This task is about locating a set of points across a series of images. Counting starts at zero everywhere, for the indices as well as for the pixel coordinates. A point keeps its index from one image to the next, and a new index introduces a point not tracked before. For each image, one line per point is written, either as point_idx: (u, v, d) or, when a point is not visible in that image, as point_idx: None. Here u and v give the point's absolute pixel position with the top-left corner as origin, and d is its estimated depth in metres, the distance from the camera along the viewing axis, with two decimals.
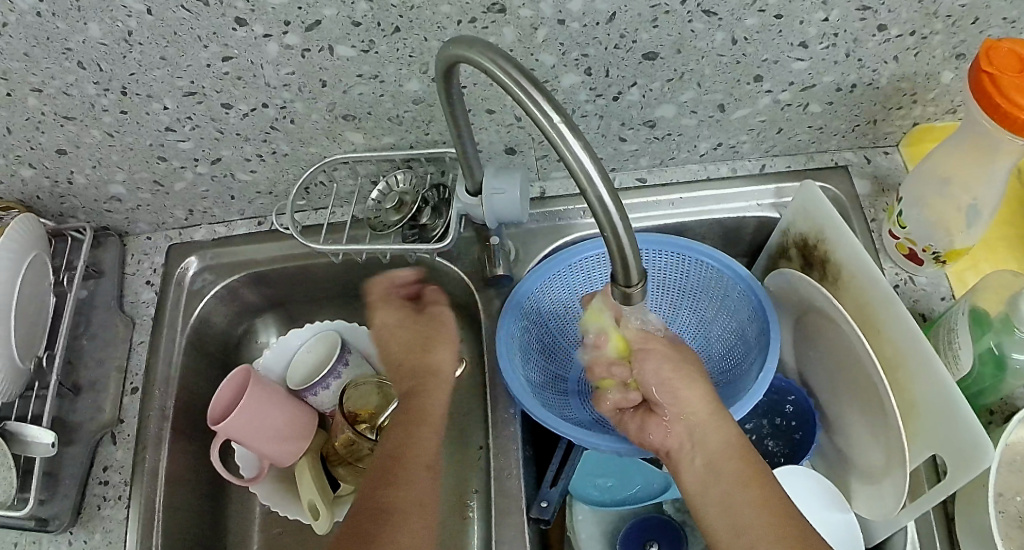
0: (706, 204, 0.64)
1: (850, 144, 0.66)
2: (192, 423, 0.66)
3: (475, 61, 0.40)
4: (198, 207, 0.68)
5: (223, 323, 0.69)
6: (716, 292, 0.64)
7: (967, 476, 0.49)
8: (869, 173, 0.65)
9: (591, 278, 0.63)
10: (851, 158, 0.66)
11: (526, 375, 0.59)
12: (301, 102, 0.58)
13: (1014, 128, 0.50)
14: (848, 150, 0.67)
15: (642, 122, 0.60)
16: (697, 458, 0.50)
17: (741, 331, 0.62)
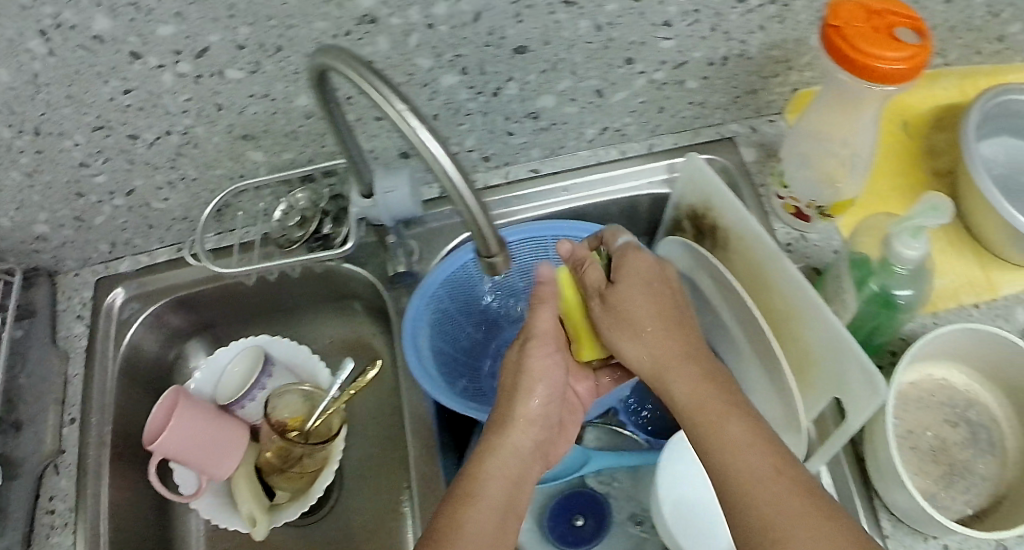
0: (600, 188, 0.67)
1: (734, 116, 0.68)
2: (131, 447, 0.68)
3: (335, 67, 0.44)
4: (121, 239, 0.71)
5: (154, 349, 0.72)
6: None
7: (864, 413, 0.51)
8: (755, 141, 0.68)
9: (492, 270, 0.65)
10: (737, 129, 0.69)
11: (436, 372, 0.60)
12: (201, 126, 0.61)
13: (871, 77, 0.52)
14: (734, 122, 0.69)
15: (525, 115, 0.63)
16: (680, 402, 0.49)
17: None
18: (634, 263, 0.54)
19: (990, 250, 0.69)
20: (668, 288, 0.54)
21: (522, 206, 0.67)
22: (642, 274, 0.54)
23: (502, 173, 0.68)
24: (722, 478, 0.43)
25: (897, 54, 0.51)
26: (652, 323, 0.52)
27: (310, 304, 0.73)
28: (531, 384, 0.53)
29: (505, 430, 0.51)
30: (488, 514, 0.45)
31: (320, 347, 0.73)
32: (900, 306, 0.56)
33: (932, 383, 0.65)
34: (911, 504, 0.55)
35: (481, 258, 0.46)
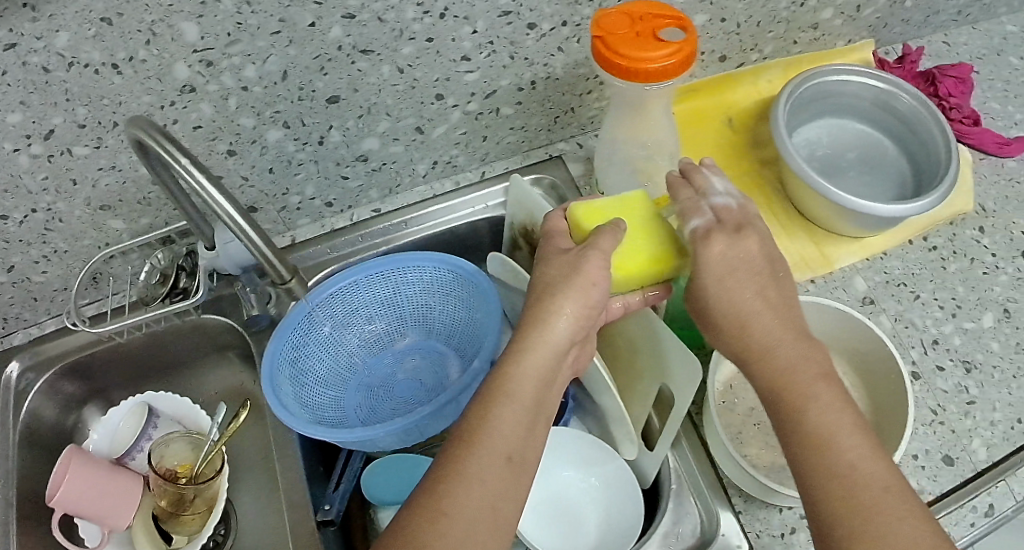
0: (439, 216, 0.71)
1: (560, 136, 0.73)
2: (37, 509, 0.72)
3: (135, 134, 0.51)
4: (10, 313, 0.74)
5: (53, 415, 0.76)
6: (455, 292, 0.69)
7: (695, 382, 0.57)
8: (581, 156, 0.73)
9: (341, 305, 0.68)
10: (564, 147, 0.73)
11: (296, 410, 0.62)
12: (61, 202, 0.66)
13: (645, 76, 0.57)
14: (561, 141, 0.74)
15: (354, 158, 0.67)
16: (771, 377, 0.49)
17: (479, 322, 0.66)
18: (725, 248, 0.51)
19: (821, 226, 0.71)
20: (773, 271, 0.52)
21: (368, 242, 0.71)
22: (732, 258, 0.51)
23: (346, 217, 0.72)
24: (816, 466, 0.45)
25: (662, 53, 0.56)
26: (759, 311, 0.50)
27: (195, 356, 0.78)
28: (586, 284, 0.51)
29: (482, 408, 0.48)
30: (494, 441, 0.46)
31: (210, 397, 0.79)
32: None
33: None
34: (748, 476, 0.58)
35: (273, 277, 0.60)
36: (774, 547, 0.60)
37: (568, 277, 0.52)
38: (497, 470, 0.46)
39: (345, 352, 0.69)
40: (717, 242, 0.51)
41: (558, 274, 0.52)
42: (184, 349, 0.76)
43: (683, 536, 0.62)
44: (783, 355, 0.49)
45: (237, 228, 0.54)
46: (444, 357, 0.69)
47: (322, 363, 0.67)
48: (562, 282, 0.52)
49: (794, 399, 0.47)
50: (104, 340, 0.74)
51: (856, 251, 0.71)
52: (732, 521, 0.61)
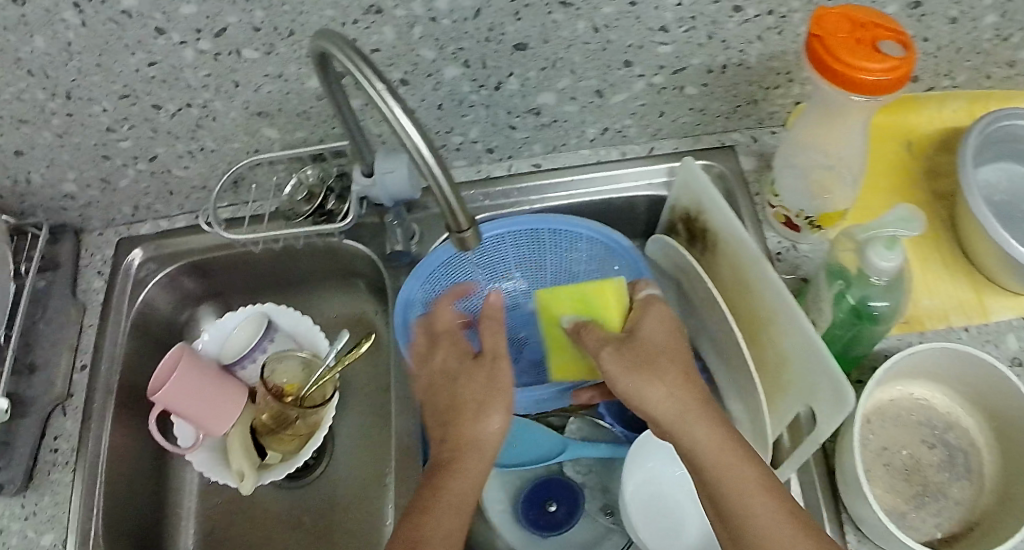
0: (599, 186, 0.70)
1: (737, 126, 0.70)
2: (135, 398, 0.74)
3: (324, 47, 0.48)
4: (142, 203, 0.75)
5: (167, 309, 0.76)
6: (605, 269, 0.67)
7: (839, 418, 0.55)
8: (755, 151, 0.70)
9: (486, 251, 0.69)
10: (738, 138, 0.71)
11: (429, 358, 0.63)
12: (219, 101, 0.64)
13: (853, 87, 0.54)
14: (735, 130, 0.71)
15: (527, 110, 0.66)
16: (694, 429, 0.49)
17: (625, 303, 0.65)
18: (659, 328, 0.56)
19: (984, 274, 0.67)
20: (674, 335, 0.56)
21: (522, 197, 0.70)
22: (660, 330, 0.56)
23: (505, 165, 0.71)
24: (749, 540, 0.46)
25: (880, 66, 0.53)
26: (675, 364, 0.53)
27: (317, 279, 0.77)
28: (496, 392, 0.56)
29: (449, 447, 0.54)
30: (465, 485, 0.52)
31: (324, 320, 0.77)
32: (876, 318, 0.57)
33: (911, 402, 0.64)
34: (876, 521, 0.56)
35: (452, 233, 0.49)
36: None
37: (489, 379, 0.57)
38: (461, 507, 0.51)
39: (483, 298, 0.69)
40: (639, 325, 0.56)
41: (476, 376, 0.57)
42: (309, 269, 0.75)
43: None
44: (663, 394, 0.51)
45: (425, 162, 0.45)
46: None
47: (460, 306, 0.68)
48: (476, 377, 0.56)
49: (717, 471, 0.48)
50: (233, 245, 0.73)
51: (1014, 308, 0.66)
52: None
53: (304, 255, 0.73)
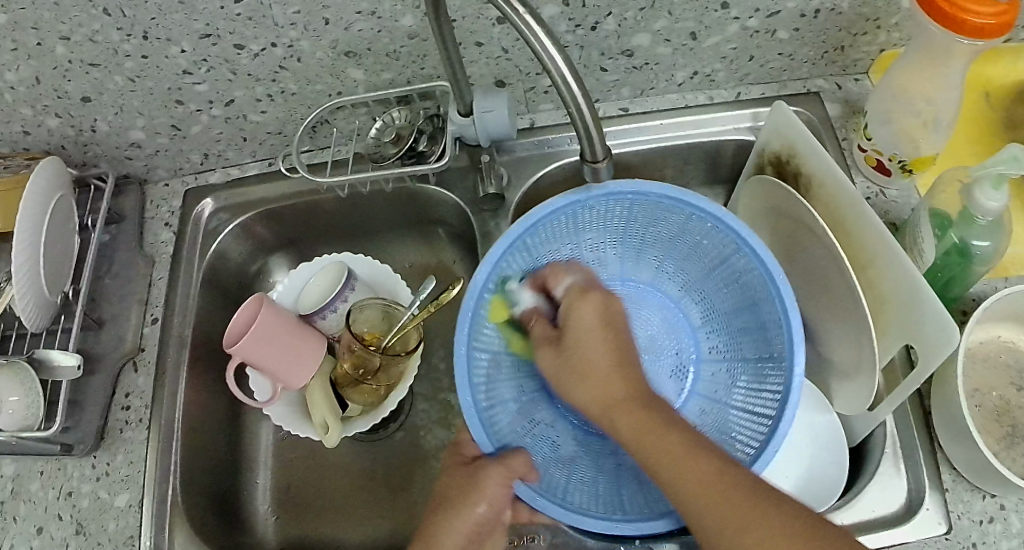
0: (687, 129, 0.72)
1: (821, 72, 0.73)
2: (210, 351, 0.74)
3: None
4: (213, 150, 0.75)
5: (239, 258, 0.78)
6: (713, 247, 0.64)
7: (936, 362, 0.54)
8: (840, 98, 0.73)
9: (563, 229, 0.64)
10: (822, 85, 0.73)
11: (480, 379, 0.61)
12: (306, 40, 0.62)
13: (952, 24, 0.53)
14: (820, 78, 0.73)
15: (620, 52, 0.66)
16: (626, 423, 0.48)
17: (742, 282, 0.62)
18: (595, 309, 0.53)
19: None
20: (615, 330, 0.53)
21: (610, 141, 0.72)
22: (608, 315, 0.53)
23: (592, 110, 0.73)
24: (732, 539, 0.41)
25: (988, 8, 0.52)
26: (614, 376, 0.50)
27: (398, 229, 0.81)
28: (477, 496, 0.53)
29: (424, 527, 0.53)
30: None
31: (399, 270, 0.81)
32: (976, 258, 0.57)
33: (998, 344, 0.64)
34: (979, 459, 0.56)
35: (584, 162, 0.53)
36: (973, 531, 0.58)
37: (466, 493, 0.54)
38: None
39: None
40: (570, 341, 0.53)
41: (454, 491, 0.54)
42: (389, 214, 0.78)
43: (885, 507, 0.60)
44: (610, 389, 0.49)
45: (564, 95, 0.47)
46: (643, 308, 0.70)
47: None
48: (455, 496, 0.54)
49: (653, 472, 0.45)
50: (315, 192, 0.74)
51: None
52: (937, 497, 0.59)
53: (392, 201, 0.76)
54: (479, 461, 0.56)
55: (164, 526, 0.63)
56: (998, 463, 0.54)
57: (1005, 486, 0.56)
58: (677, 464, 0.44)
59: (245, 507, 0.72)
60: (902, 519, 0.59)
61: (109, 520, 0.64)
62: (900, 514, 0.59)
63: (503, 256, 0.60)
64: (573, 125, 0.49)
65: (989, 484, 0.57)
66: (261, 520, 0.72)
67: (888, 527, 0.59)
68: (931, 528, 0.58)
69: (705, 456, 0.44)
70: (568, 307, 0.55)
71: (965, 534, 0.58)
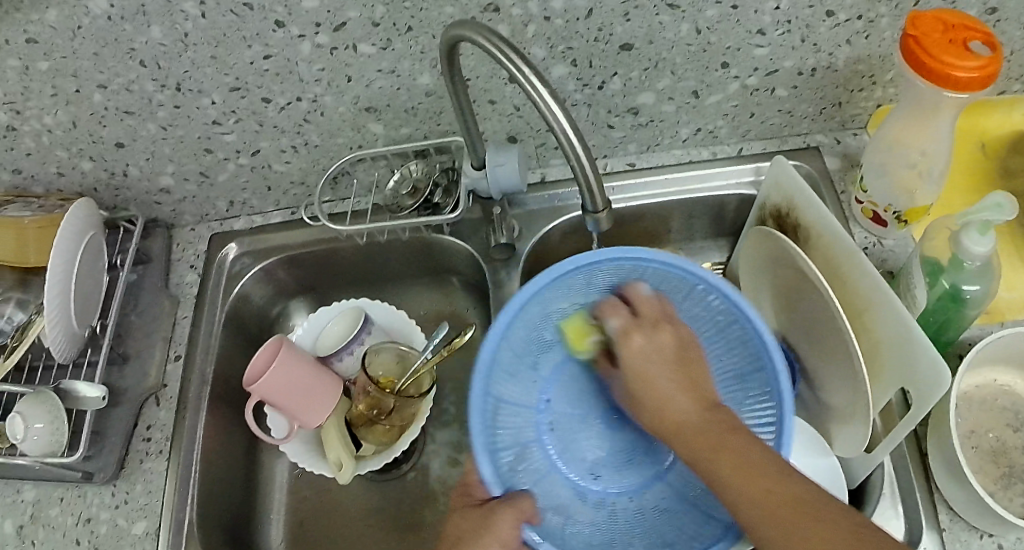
0: (692, 184, 0.75)
1: (821, 128, 0.76)
2: (229, 387, 0.76)
3: (470, 38, 0.49)
4: (238, 199, 0.79)
5: (261, 300, 0.81)
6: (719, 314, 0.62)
7: (932, 404, 0.56)
8: (839, 152, 0.76)
9: (557, 299, 0.64)
10: (822, 140, 0.76)
11: (495, 437, 0.62)
12: (329, 95, 0.66)
13: (937, 80, 0.56)
14: (820, 133, 0.76)
15: (626, 110, 0.70)
16: (685, 421, 0.53)
17: (743, 357, 0.61)
18: (644, 341, 0.57)
19: None
20: (687, 353, 0.57)
21: (618, 194, 0.76)
22: (649, 350, 0.57)
23: (600, 163, 0.77)
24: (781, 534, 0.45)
25: (970, 63, 0.55)
26: (677, 354, 0.57)
27: (413, 275, 0.84)
28: (495, 537, 0.54)
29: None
30: None
31: (415, 317, 0.84)
32: (967, 302, 0.60)
33: (995, 388, 0.66)
34: (973, 499, 0.58)
35: (586, 211, 0.55)
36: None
37: (479, 531, 0.54)
38: None
39: (555, 335, 0.67)
40: (637, 336, 0.58)
41: (470, 530, 0.55)
42: (404, 262, 0.81)
43: (886, 545, 0.62)
44: (670, 397, 0.55)
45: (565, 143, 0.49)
46: (608, 373, 0.69)
47: (535, 348, 0.67)
48: (472, 534, 0.54)
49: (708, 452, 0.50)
50: (333, 240, 0.78)
51: None
52: (934, 536, 0.61)
53: (410, 252, 0.79)
54: (490, 503, 0.56)
55: None
56: (995, 504, 0.56)
57: (1001, 524, 0.57)
58: (738, 461, 0.49)
59: (257, 540, 0.74)
60: None
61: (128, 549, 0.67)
62: None
63: (511, 323, 0.62)
64: (577, 178, 0.52)
65: (987, 523, 0.59)
66: None
67: None
68: None
69: (750, 447, 0.49)
70: (619, 344, 0.58)
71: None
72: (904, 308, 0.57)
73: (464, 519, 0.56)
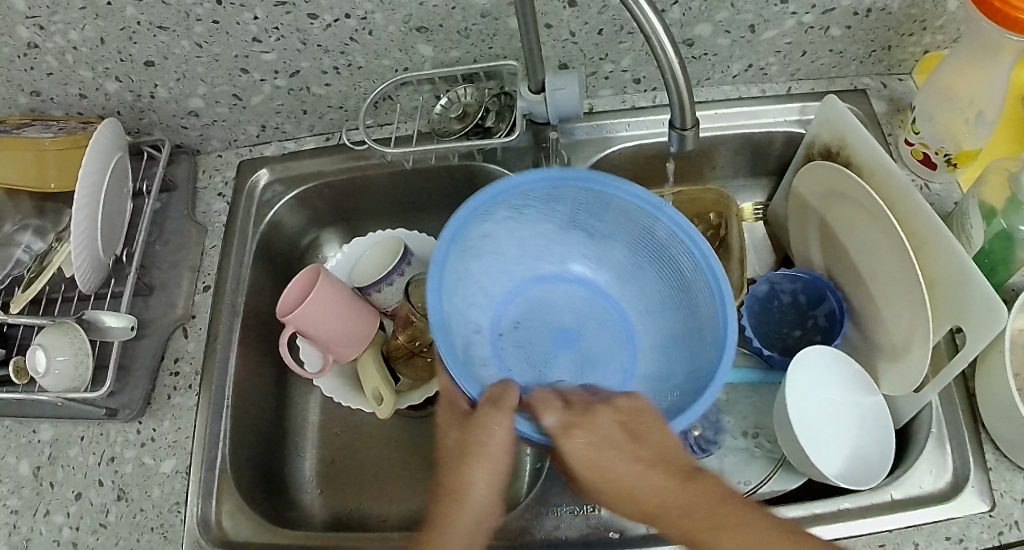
0: (741, 120, 0.75)
1: (868, 71, 0.76)
2: (260, 321, 0.73)
3: None
4: (271, 122, 0.76)
5: (292, 229, 0.79)
6: (683, 265, 0.61)
7: (982, 343, 0.56)
8: (885, 96, 0.76)
9: (551, 206, 0.62)
10: (869, 83, 0.76)
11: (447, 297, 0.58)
12: (380, 14, 0.63)
13: (1005, 20, 0.55)
14: (867, 76, 0.77)
15: (681, 41, 0.69)
16: (615, 487, 0.47)
17: (703, 309, 0.60)
18: (586, 437, 0.48)
19: None
20: (638, 424, 0.49)
21: None
22: (595, 443, 0.48)
23: (649, 97, 0.74)
24: None
25: None
26: (604, 447, 0.48)
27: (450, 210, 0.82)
28: (482, 449, 0.49)
29: (455, 473, 0.49)
30: (484, 495, 0.48)
31: None
32: (1022, 243, 0.61)
33: None
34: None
35: (673, 130, 0.54)
36: (1015, 509, 0.60)
37: (466, 446, 0.49)
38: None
39: (534, 251, 0.66)
40: (581, 432, 0.48)
41: (460, 456, 0.50)
42: (442, 195, 0.79)
43: (931, 483, 0.62)
44: (635, 481, 0.47)
45: (664, 63, 0.48)
46: (600, 312, 0.67)
47: (512, 258, 0.65)
48: (464, 454, 0.49)
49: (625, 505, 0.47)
50: (368, 166, 0.75)
51: None
52: (980, 476, 0.61)
53: (449, 181, 0.77)
54: (475, 408, 0.51)
55: (211, 493, 0.62)
56: None
57: None
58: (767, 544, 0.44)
59: (290, 479, 0.71)
60: (948, 496, 0.60)
61: (154, 488, 0.63)
62: (945, 491, 0.61)
63: (490, 204, 0.59)
64: (668, 95, 0.51)
65: None
66: (305, 492, 0.71)
67: (935, 503, 0.60)
68: (976, 505, 0.60)
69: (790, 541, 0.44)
70: (563, 435, 0.49)
71: (1007, 512, 0.60)
72: (960, 250, 0.56)
73: (455, 428, 0.51)
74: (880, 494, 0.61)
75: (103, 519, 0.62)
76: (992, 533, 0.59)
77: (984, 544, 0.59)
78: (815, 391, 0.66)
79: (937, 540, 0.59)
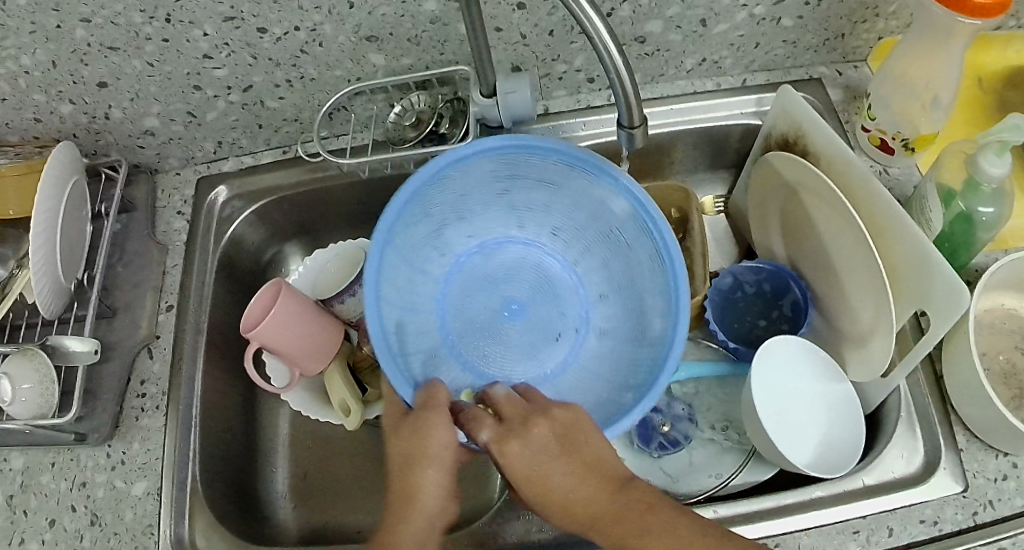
0: (698, 114, 0.75)
1: (822, 59, 0.76)
2: (226, 338, 0.73)
3: None
4: (228, 138, 0.76)
5: (255, 244, 0.79)
6: (623, 224, 0.63)
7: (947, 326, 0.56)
8: (841, 83, 0.76)
9: (475, 178, 0.62)
10: (823, 71, 0.77)
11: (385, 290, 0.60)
12: (329, 25, 0.63)
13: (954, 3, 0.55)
14: (821, 65, 0.77)
15: (633, 38, 0.69)
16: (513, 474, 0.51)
17: (647, 266, 0.63)
18: (520, 448, 0.50)
19: None
20: (572, 431, 0.52)
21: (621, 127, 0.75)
22: (531, 456, 0.50)
23: (604, 95, 0.75)
24: None
25: None
26: (525, 447, 0.50)
27: None
28: (434, 453, 0.51)
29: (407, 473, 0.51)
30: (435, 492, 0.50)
31: None
32: (982, 224, 0.61)
33: (1002, 312, 0.67)
34: (991, 420, 0.59)
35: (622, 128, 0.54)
36: (988, 488, 0.60)
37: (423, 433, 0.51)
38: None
39: (465, 216, 0.67)
40: (517, 443, 0.50)
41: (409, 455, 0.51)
42: None
43: (903, 468, 0.62)
44: (569, 490, 0.50)
45: (608, 64, 0.48)
46: (524, 261, 0.70)
47: (444, 226, 0.66)
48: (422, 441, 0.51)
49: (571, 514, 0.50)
50: (328, 180, 0.75)
51: None
52: (951, 458, 0.61)
53: None
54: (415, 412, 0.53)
55: (184, 513, 0.62)
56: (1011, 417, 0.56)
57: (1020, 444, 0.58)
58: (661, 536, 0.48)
59: (263, 493, 0.71)
60: (921, 480, 0.61)
61: (127, 511, 0.63)
62: (918, 475, 0.61)
63: (417, 195, 0.59)
64: (616, 95, 0.50)
65: (1005, 443, 0.59)
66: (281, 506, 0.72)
67: (907, 488, 0.61)
68: (949, 487, 0.60)
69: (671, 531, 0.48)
70: (500, 447, 0.51)
71: (981, 492, 0.60)
72: (921, 235, 0.56)
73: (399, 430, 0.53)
74: (850, 480, 0.62)
75: (77, 544, 0.62)
76: (966, 514, 0.59)
77: (958, 525, 0.59)
78: (780, 383, 0.66)
79: (910, 523, 0.60)
